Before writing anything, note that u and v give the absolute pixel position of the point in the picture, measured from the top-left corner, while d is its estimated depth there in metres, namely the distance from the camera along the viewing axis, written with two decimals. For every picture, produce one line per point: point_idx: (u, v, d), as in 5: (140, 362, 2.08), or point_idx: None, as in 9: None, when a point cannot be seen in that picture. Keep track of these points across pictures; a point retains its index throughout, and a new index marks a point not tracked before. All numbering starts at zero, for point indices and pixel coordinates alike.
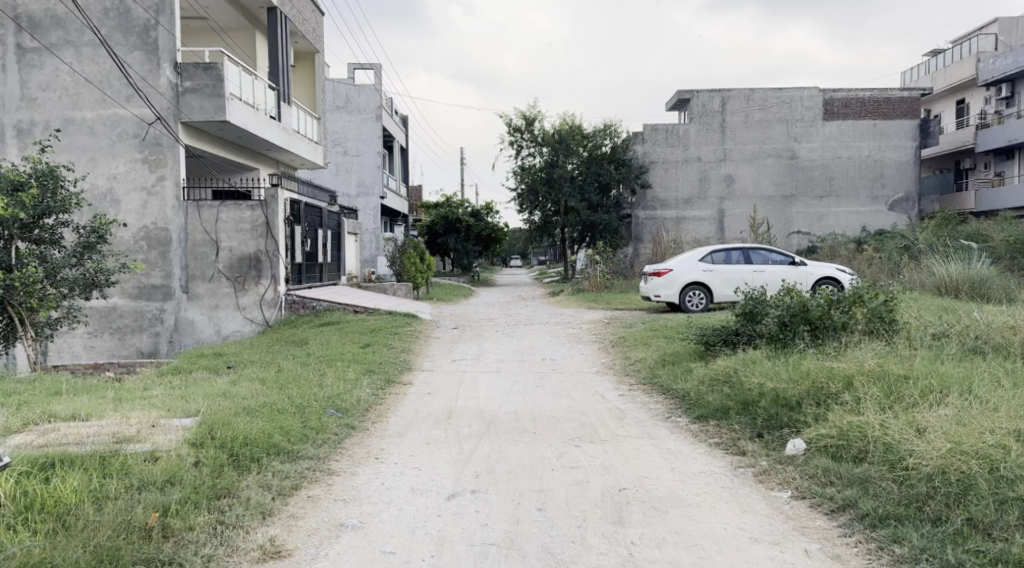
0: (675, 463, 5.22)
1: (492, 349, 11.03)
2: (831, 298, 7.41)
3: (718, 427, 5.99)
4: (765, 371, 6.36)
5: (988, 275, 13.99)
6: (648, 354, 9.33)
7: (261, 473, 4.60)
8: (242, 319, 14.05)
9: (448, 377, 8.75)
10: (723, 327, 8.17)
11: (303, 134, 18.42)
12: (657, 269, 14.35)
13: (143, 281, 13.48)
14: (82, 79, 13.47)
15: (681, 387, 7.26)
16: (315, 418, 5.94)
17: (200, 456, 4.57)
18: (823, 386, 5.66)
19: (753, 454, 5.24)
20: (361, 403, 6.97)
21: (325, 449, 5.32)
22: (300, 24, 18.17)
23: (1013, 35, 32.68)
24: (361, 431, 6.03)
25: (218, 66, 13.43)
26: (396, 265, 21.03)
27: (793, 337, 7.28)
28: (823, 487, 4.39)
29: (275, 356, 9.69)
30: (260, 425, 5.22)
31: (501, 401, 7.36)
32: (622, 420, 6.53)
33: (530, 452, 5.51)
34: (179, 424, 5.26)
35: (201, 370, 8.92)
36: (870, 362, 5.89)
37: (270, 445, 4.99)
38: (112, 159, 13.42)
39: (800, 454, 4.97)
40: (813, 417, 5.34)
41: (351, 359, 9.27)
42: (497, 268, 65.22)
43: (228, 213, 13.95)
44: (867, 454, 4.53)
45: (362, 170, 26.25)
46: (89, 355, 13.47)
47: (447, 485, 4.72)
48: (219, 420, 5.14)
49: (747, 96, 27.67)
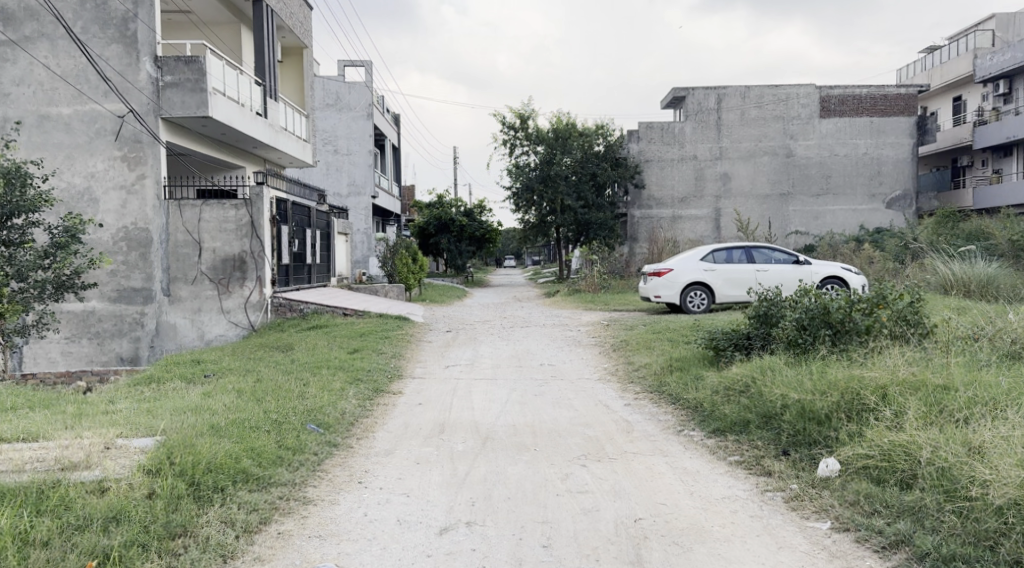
0: (693, 486, 4.67)
1: (487, 354, 10.47)
2: (851, 299, 6.85)
3: (738, 443, 5.44)
4: (786, 379, 5.81)
5: (997, 273, 13.46)
6: (653, 359, 8.79)
7: (224, 506, 4.03)
8: (226, 322, 13.44)
9: (440, 385, 8.17)
10: (733, 330, 7.61)
11: (290, 130, 17.82)
12: (657, 268, 13.79)
13: (123, 283, 12.79)
14: (57, 74, 12.82)
15: (693, 397, 6.69)
16: (294, 436, 5.37)
17: (154, 486, 3.97)
18: (856, 397, 5.11)
19: (780, 476, 4.71)
20: (345, 418, 6.37)
21: (302, 472, 4.75)
22: (287, 19, 17.57)
23: (1011, 30, 32.29)
24: (343, 450, 5.45)
25: (200, 60, 12.85)
26: (388, 265, 20.41)
27: (813, 341, 6.74)
28: (868, 518, 3.88)
29: (256, 363, 9.09)
30: (231, 447, 4.64)
31: (497, 413, 6.80)
32: (630, 435, 5.97)
33: (531, 473, 4.95)
34: (138, 447, 4.65)
35: (176, 379, 8.31)
36: (904, 370, 5.34)
37: (240, 470, 4.42)
38: (90, 157, 12.79)
39: (836, 475, 4.46)
40: (848, 435, 4.79)
41: (337, 366, 8.67)
42: (491, 269, 64.79)
43: (210, 212, 13.34)
44: (920, 478, 4.01)
45: (351, 168, 25.62)
46: (66, 362, 12.81)
47: (439, 516, 4.15)
48: (181, 441, 4.54)
49: (744, 94, 27.19)
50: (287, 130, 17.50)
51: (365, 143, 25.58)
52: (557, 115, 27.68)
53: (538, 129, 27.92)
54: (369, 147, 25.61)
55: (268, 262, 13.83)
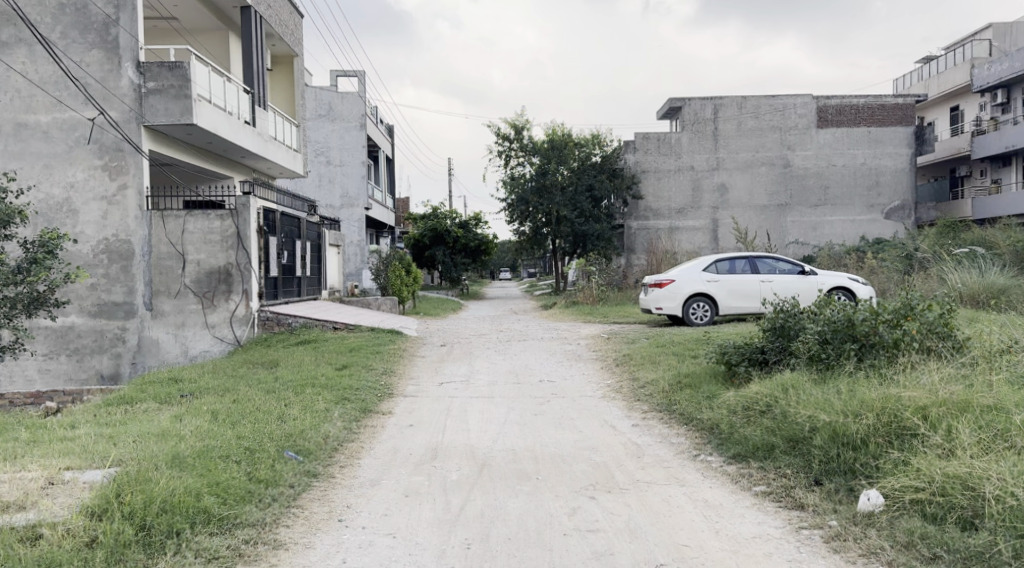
0: (718, 522, 4.12)
1: (483, 369, 9.92)
2: (876, 309, 6.33)
3: (764, 471, 4.89)
4: (814, 398, 5.27)
5: (1007, 283, 13.02)
6: (658, 375, 8.26)
7: (180, 554, 3.49)
8: (212, 337, 12.82)
9: (433, 404, 7.62)
10: (746, 344, 7.09)
11: (280, 140, 17.31)
12: (657, 279, 13.29)
13: (103, 297, 12.24)
14: (35, 81, 12.27)
15: (707, 417, 6.15)
16: (268, 466, 4.81)
17: (96, 533, 3.45)
18: (895, 420, 4.58)
19: (816, 510, 4.18)
20: (328, 443, 5.80)
21: (273, 510, 4.18)
22: (276, 26, 17.09)
23: (1008, 40, 32.05)
24: (323, 481, 4.89)
25: (185, 66, 12.34)
26: (381, 278, 19.81)
27: (837, 357, 6.21)
28: (927, 564, 3.37)
29: (236, 381, 8.52)
30: (192, 481, 4.08)
31: (496, 436, 6.24)
32: (641, 460, 5.42)
33: (534, 508, 4.39)
34: (86, 482, 4.09)
35: (151, 401, 7.71)
36: (947, 390, 4.81)
37: (200, 509, 3.85)
38: (69, 167, 12.24)
39: (881, 511, 3.92)
40: (894, 463, 4.25)
41: (323, 385, 8.08)
42: (487, 281, 64.63)
43: (195, 223, 12.77)
44: (987, 516, 3.49)
45: (344, 179, 25.12)
46: (43, 380, 12.18)
47: (429, 563, 3.59)
48: (137, 474, 4.00)
49: (739, 104, 26.84)
50: (277, 139, 16.98)
51: (357, 153, 25.07)
52: (552, 126, 27.32)
53: (533, 140, 27.61)
54: (362, 158, 25.08)
55: (256, 275, 13.24)
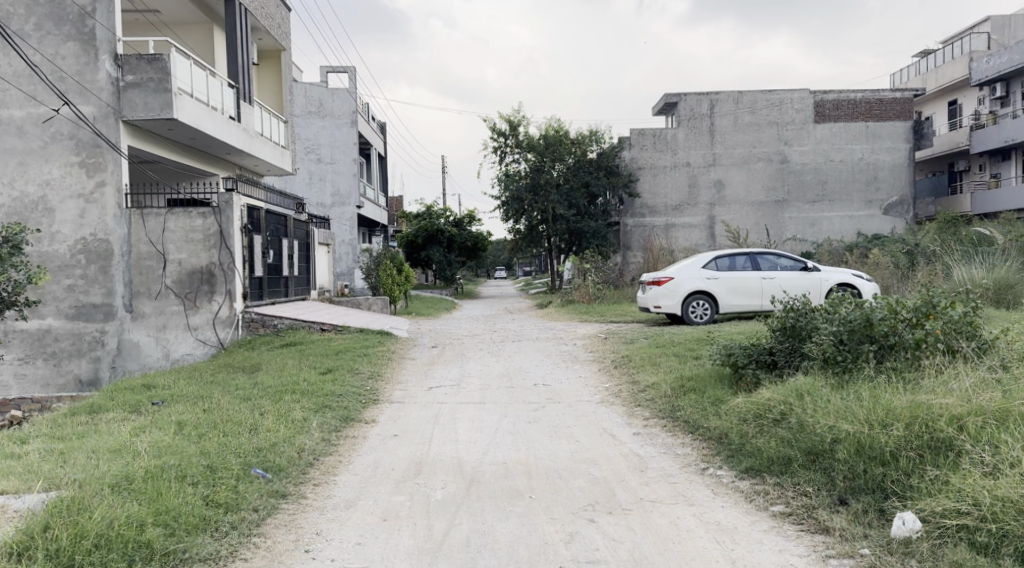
0: (735, 550, 3.64)
1: (474, 373, 9.44)
2: (894, 307, 5.86)
3: (780, 488, 4.41)
4: (833, 406, 4.78)
5: (1015, 278, 12.59)
6: (659, 378, 7.79)
7: None
8: (194, 339, 12.27)
9: (421, 412, 7.14)
10: (754, 344, 6.64)
11: (268, 136, 16.78)
12: (656, 277, 12.81)
13: (81, 299, 11.69)
14: (8, 74, 11.71)
15: (714, 426, 5.69)
16: (231, 488, 4.32)
17: None
18: (931, 431, 4.10)
19: (843, 535, 3.71)
20: (302, 458, 5.30)
21: (231, 541, 3.69)
22: (262, 19, 16.54)
23: (1007, 33, 31.64)
24: (292, 503, 4.40)
25: (164, 58, 11.82)
26: (372, 278, 19.26)
27: (854, 359, 5.72)
28: None
29: (212, 388, 8.00)
30: (136, 510, 3.59)
31: (488, 447, 5.75)
32: (644, 475, 4.94)
33: (526, 534, 3.91)
34: (16, 511, 3.59)
35: (119, 410, 7.18)
36: (983, 397, 4.34)
37: (142, 543, 3.38)
38: (44, 163, 11.68)
39: (920, 538, 3.48)
40: (932, 481, 3.77)
41: (304, 391, 7.59)
42: (482, 281, 64.03)
43: (176, 221, 12.23)
44: None
45: (335, 177, 24.60)
46: (19, 386, 11.66)
47: None
48: (72, 504, 3.49)
49: (736, 99, 26.33)
50: (264, 136, 16.42)
51: (347, 150, 24.54)
52: (547, 122, 26.79)
53: (528, 136, 27.08)
54: (353, 155, 24.55)
55: (240, 275, 12.71)
